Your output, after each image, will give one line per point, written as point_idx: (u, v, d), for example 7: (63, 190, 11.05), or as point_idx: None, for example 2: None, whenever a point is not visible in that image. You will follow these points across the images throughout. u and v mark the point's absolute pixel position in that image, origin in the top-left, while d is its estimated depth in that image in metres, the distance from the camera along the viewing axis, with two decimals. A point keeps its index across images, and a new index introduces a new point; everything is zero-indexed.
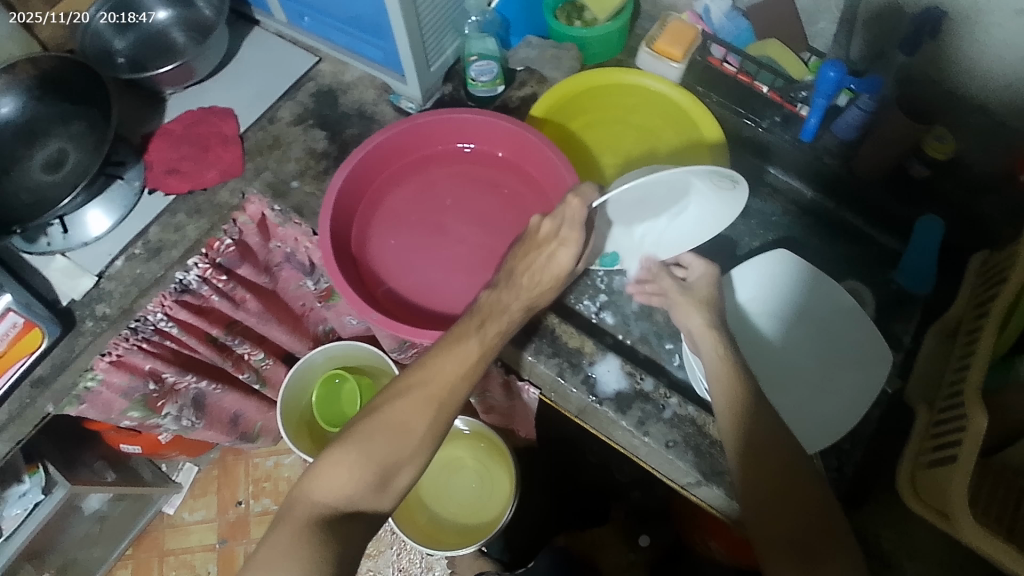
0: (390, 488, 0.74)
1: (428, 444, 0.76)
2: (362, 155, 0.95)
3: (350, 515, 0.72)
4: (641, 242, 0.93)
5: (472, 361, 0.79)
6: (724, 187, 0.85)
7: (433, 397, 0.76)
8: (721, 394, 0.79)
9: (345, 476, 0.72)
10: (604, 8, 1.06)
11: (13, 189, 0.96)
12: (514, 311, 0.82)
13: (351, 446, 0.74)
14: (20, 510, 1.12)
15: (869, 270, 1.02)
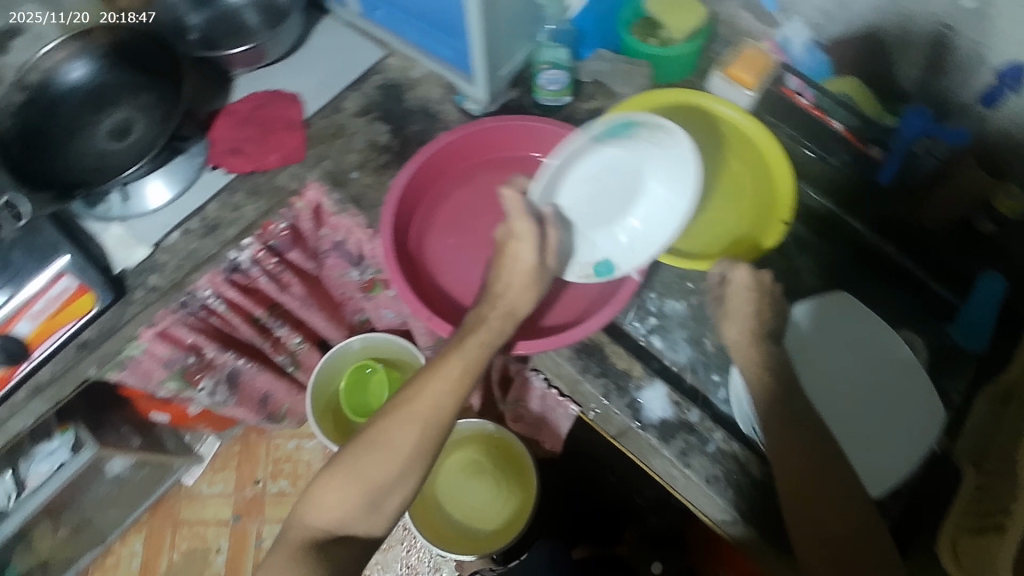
0: (381, 512, 0.75)
1: (416, 465, 0.75)
2: (431, 153, 0.95)
3: (341, 539, 0.74)
4: (634, 251, 0.89)
5: (456, 379, 0.77)
6: (665, 148, 0.88)
7: (416, 419, 0.75)
8: (760, 396, 0.81)
9: (333, 502, 0.74)
10: (682, 28, 1.05)
11: (77, 153, 0.97)
12: (492, 322, 0.80)
13: (336, 472, 0.74)
14: (47, 467, 1.15)
15: (928, 324, 0.99)
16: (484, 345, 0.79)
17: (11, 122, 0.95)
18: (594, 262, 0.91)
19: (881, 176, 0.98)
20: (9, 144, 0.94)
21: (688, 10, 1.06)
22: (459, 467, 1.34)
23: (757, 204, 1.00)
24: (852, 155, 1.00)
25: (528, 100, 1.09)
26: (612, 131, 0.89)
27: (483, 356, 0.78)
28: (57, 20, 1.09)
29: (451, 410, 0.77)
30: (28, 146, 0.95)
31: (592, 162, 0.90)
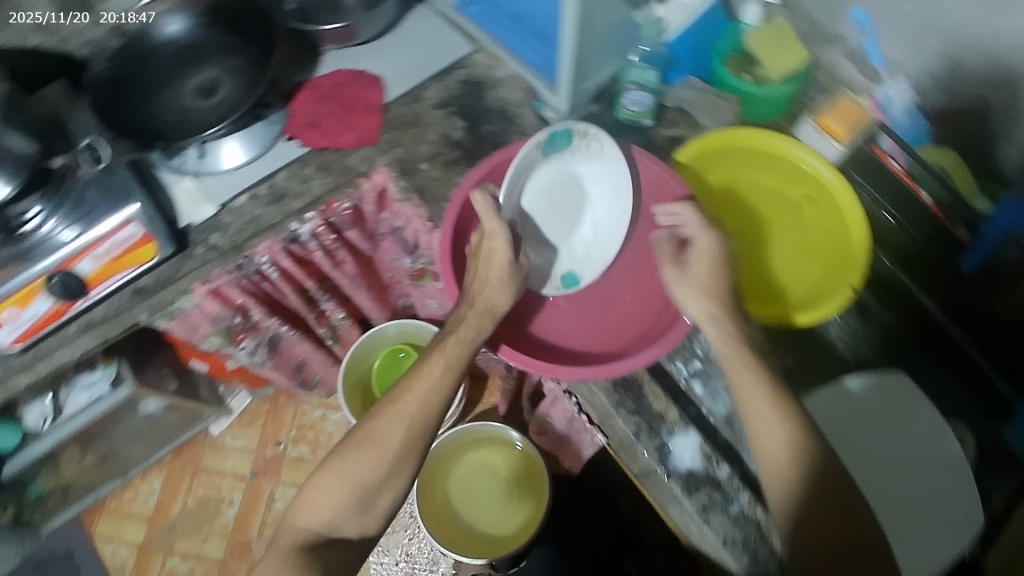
0: (372, 512, 0.76)
1: (403, 466, 0.76)
2: (502, 158, 0.92)
3: (333, 540, 0.75)
4: (584, 253, 0.94)
5: (438, 378, 0.79)
6: (597, 154, 0.91)
7: (401, 419, 0.76)
8: (741, 378, 0.77)
9: (324, 503, 0.75)
10: (781, 68, 1.00)
11: (163, 105, 0.99)
12: (470, 321, 0.81)
13: (326, 473, 0.76)
14: (86, 396, 1.19)
15: (983, 417, 0.96)
16: (465, 346, 0.80)
17: (105, 66, 0.98)
18: (560, 276, 0.94)
19: (964, 265, 0.95)
20: (101, 88, 0.96)
21: (791, 50, 1.01)
22: (474, 467, 1.35)
23: (829, 267, 0.97)
24: (934, 229, 0.97)
25: (608, 116, 1.07)
26: (555, 145, 0.88)
27: (464, 355, 0.80)
28: (61, 21, 0.98)
29: (437, 410, 0.78)
30: (118, 92, 0.98)
31: (536, 177, 0.90)
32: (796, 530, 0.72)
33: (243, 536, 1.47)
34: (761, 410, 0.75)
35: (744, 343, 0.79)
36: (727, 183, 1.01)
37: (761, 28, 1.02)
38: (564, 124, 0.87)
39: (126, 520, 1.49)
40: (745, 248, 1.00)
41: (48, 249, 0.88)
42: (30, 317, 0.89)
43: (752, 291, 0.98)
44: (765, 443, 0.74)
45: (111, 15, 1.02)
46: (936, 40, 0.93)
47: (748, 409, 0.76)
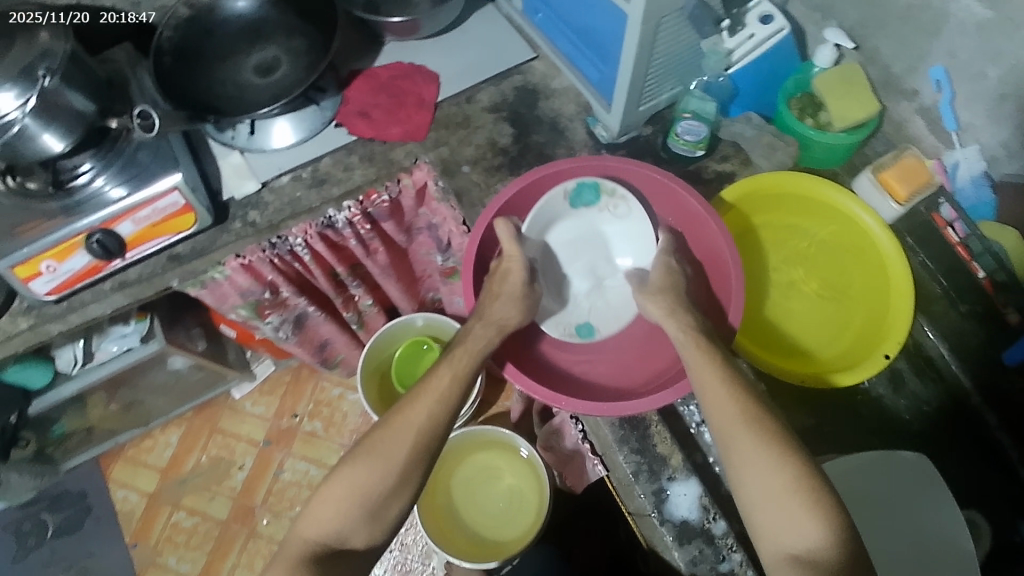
0: (380, 524, 0.74)
1: (410, 477, 0.74)
2: (543, 174, 0.90)
3: (341, 551, 0.73)
4: (601, 306, 0.96)
5: (447, 388, 0.77)
6: (624, 216, 0.94)
7: (409, 429, 0.75)
8: (704, 370, 0.74)
9: (331, 513, 0.73)
10: (845, 117, 1.00)
11: (221, 78, 1.01)
12: (477, 332, 0.81)
13: (334, 482, 0.74)
14: (116, 347, 1.20)
15: (1001, 510, 0.96)
16: (472, 358, 0.80)
17: (171, 34, 1.00)
18: (576, 323, 0.94)
19: (1005, 358, 0.96)
20: (164, 55, 0.98)
21: (860, 99, 1.01)
22: (479, 468, 1.35)
23: (866, 328, 0.98)
24: (985, 310, 0.97)
25: (659, 142, 1.05)
26: (582, 199, 0.93)
27: (472, 365, 0.80)
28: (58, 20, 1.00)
29: (445, 421, 0.76)
30: (180, 60, 1.00)
31: (560, 227, 0.95)
32: (780, 545, 0.67)
33: (248, 501, 1.52)
34: (726, 403, 0.72)
35: (730, 369, 0.74)
36: (771, 229, 1.02)
37: (832, 71, 1.03)
38: (593, 178, 0.92)
39: (141, 469, 1.55)
40: (779, 296, 1.01)
41: (99, 204, 0.89)
42: (68, 271, 0.92)
43: (779, 340, 0.99)
44: (746, 481, 0.69)
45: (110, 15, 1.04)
46: (1014, 111, 0.91)
47: (711, 402, 0.72)
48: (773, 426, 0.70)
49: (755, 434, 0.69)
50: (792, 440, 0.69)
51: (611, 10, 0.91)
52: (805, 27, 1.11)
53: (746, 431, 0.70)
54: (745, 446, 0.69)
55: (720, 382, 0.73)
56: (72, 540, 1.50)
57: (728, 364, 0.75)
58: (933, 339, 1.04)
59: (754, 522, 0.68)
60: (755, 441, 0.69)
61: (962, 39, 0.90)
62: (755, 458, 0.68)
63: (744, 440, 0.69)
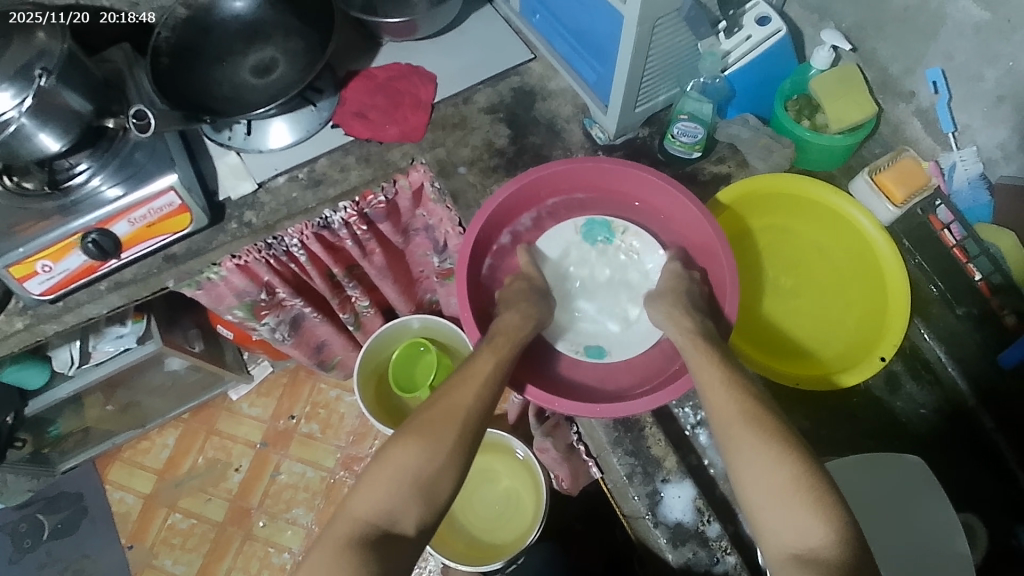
0: (431, 507, 0.70)
1: (460, 458, 0.72)
2: (536, 175, 0.90)
3: (392, 535, 0.68)
4: (617, 336, 0.93)
5: (492, 372, 0.78)
6: (637, 251, 0.95)
7: (458, 409, 0.74)
8: (708, 371, 0.74)
9: (382, 493, 0.69)
10: (841, 118, 1.01)
11: (219, 78, 1.01)
12: (512, 318, 0.84)
13: (385, 463, 0.71)
14: (112, 348, 1.19)
15: (996, 514, 0.95)
16: (511, 346, 0.81)
17: (169, 34, 0.99)
18: (587, 346, 0.93)
19: (1001, 361, 0.97)
20: (161, 55, 0.98)
21: (858, 101, 1.01)
22: (474, 472, 1.35)
23: (863, 331, 0.98)
24: (981, 313, 0.99)
25: (656, 143, 1.04)
26: (595, 236, 0.95)
27: (511, 354, 0.81)
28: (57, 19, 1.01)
29: (493, 405, 0.76)
30: (177, 61, 0.99)
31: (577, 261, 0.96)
32: (783, 550, 0.65)
33: (245, 503, 1.51)
34: (728, 401, 0.71)
35: (726, 367, 0.74)
36: (769, 231, 1.02)
37: (829, 73, 1.03)
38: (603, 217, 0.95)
39: (137, 470, 1.55)
40: (774, 298, 1.01)
41: (94, 204, 0.89)
42: (64, 271, 0.92)
43: (775, 343, 0.99)
44: (746, 479, 0.67)
45: (110, 15, 1.04)
46: (1011, 113, 0.92)
47: (714, 402, 0.72)
48: (774, 424, 0.69)
49: (756, 432, 0.68)
50: (794, 439, 0.68)
51: (610, 11, 0.90)
52: (803, 28, 1.11)
53: (745, 429, 0.69)
54: (745, 443, 0.68)
55: (720, 382, 0.73)
56: (68, 542, 1.50)
57: (730, 365, 0.74)
58: (930, 342, 1.03)
59: (757, 521, 0.67)
60: (755, 439, 0.68)
61: (959, 40, 0.92)
62: (753, 455, 0.67)
63: (744, 438, 0.68)
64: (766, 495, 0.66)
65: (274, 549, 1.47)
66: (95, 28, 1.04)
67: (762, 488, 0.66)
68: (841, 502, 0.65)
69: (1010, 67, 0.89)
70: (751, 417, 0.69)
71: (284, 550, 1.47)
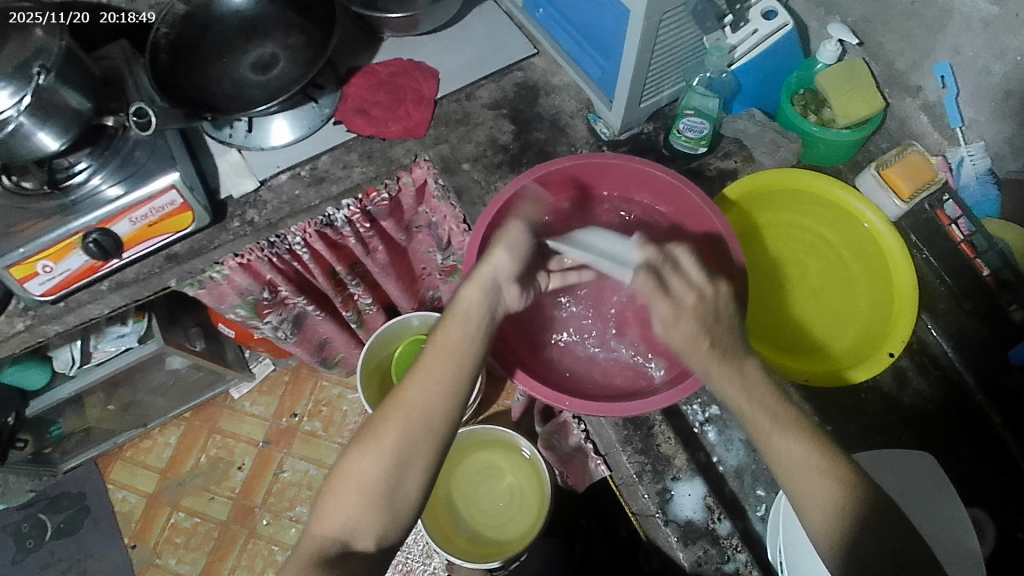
0: (391, 515, 0.70)
1: (411, 462, 0.70)
2: (545, 172, 0.88)
3: (350, 551, 0.68)
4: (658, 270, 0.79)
5: (438, 363, 0.73)
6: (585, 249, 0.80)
7: (402, 412, 0.71)
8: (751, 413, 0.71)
9: (336, 507, 0.69)
10: (848, 113, 1.01)
11: (219, 75, 0.99)
12: (471, 301, 0.74)
13: (337, 476, 0.71)
14: (113, 348, 1.18)
15: (1004, 509, 0.95)
16: (457, 328, 0.74)
17: (167, 30, 0.98)
18: None
19: (1011, 357, 0.98)
20: (160, 52, 0.97)
21: (864, 96, 1.01)
22: (477, 469, 1.34)
23: (871, 333, 0.97)
24: (989, 308, 1.00)
25: (661, 140, 1.04)
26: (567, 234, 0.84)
27: (462, 342, 0.74)
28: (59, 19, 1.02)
29: (440, 397, 0.72)
30: (176, 58, 0.98)
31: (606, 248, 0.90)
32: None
33: (248, 501, 1.51)
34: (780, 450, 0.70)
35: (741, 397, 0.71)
36: (777, 228, 1.02)
37: (836, 68, 1.02)
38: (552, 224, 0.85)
39: (139, 469, 1.54)
40: (785, 293, 1.01)
41: (95, 203, 0.88)
42: (64, 271, 0.91)
43: (785, 337, 0.98)
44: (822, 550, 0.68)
45: (110, 15, 1.04)
46: (1017, 108, 0.94)
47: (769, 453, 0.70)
48: (843, 499, 0.67)
49: (814, 480, 0.68)
50: (866, 517, 0.66)
51: (614, 5, 0.89)
52: (808, 22, 1.12)
53: (814, 503, 0.68)
54: (816, 517, 0.68)
55: (770, 424, 0.70)
56: (71, 542, 1.50)
57: (791, 420, 0.71)
58: (937, 336, 1.04)
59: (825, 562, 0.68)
60: (823, 506, 0.67)
61: (966, 35, 0.93)
62: (825, 528, 0.67)
63: (814, 513, 0.68)
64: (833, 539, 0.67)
65: (278, 547, 1.47)
66: (95, 28, 1.04)
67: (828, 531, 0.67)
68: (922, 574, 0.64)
69: (1018, 62, 0.90)
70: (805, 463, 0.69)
71: (288, 548, 1.47)
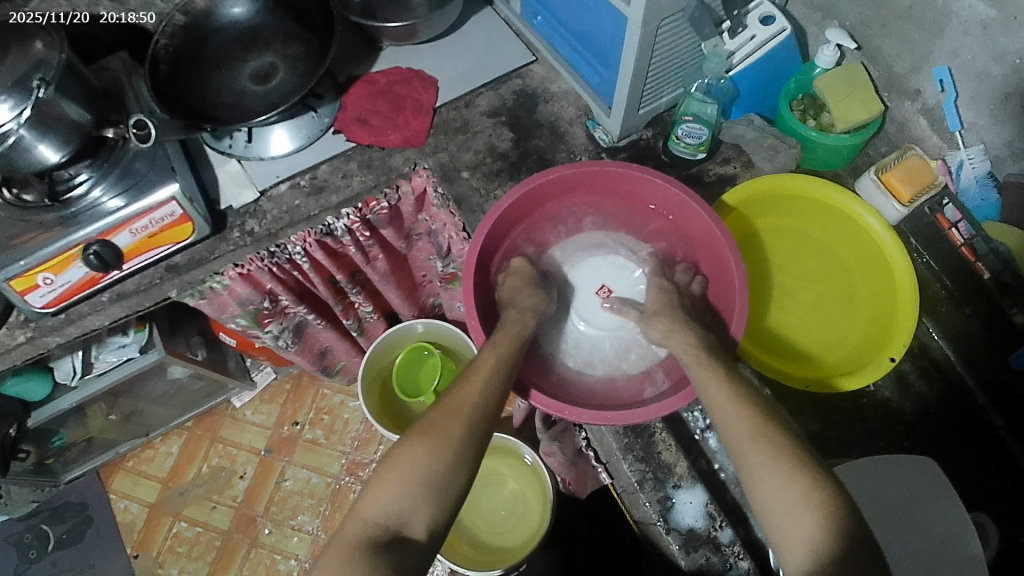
0: (441, 507, 0.69)
1: (467, 455, 0.71)
2: (543, 180, 0.88)
3: (401, 538, 0.67)
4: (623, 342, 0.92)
5: (494, 368, 0.77)
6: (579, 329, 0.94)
7: (463, 406, 0.74)
8: (710, 376, 0.74)
9: (390, 494, 0.69)
10: (847, 118, 1.02)
11: (218, 85, 1.00)
12: (514, 320, 0.83)
13: (390, 466, 0.71)
14: (114, 358, 1.18)
15: (1007, 514, 0.95)
16: (513, 341, 0.81)
17: (166, 42, 0.98)
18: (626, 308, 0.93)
19: (1012, 361, 0.97)
20: (160, 63, 0.97)
21: (863, 101, 1.02)
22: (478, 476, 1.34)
23: (870, 335, 0.97)
24: (990, 311, 0.99)
25: (660, 146, 1.04)
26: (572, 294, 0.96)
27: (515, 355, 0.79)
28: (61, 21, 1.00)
29: (499, 397, 0.75)
30: (176, 69, 0.98)
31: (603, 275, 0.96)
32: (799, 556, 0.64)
33: (250, 510, 1.51)
34: (734, 406, 0.71)
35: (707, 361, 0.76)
36: (779, 236, 1.03)
37: (834, 72, 1.03)
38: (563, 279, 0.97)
39: (142, 479, 1.55)
40: (784, 301, 1.01)
41: (95, 215, 0.88)
42: (65, 283, 0.91)
43: (783, 347, 0.98)
44: (764, 502, 0.67)
45: (109, 14, 1.03)
46: (1017, 111, 0.94)
47: (723, 409, 0.72)
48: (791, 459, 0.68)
49: (768, 444, 0.69)
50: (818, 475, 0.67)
51: (611, 11, 0.89)
52: (806, 27, 1.12)
53: (757, 449, 0.68)
54: (757, 464, 0.68)
55: (725, 390, 0.73)
56: (74, 552, 1.50)
57: (738, 383, 0.73)
58: (937, 340, 1.05)
59: (770, 524, 0.67)
60: (773, 463, 0.68)
61: (966, 39, 0.93)
62: (774, 482, 0.67)
63: (761, 467, 0.68)
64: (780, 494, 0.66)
65: (280, 556, 1.47)
66: (96, 30, 1.04)
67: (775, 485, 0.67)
68: (855, 524, 0.65)
69: (1017, 65, 0.90)
70: (757, 421, 0.70)
71: (290, 557, 1.47)
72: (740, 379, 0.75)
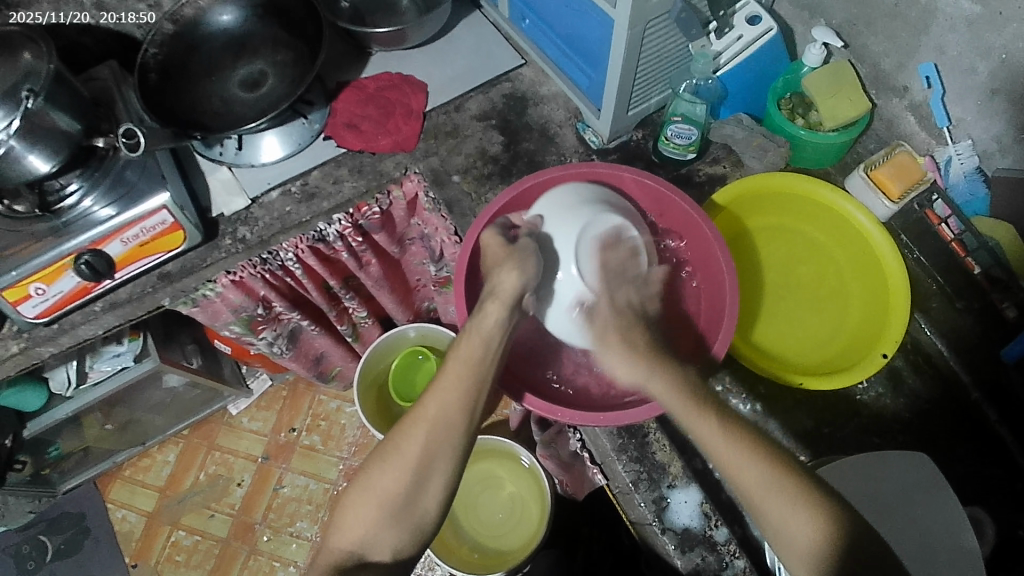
0: (404, 529, 0.72)
1: (428, 478, 0.72)
2: (533, 182, 0.88)
3: (366, 563, 0.71)
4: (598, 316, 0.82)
5: (458, 379, 0.74)
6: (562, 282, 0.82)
7: (424, 426, 0.72)
8: (699, 419, 0.70)
9: (354, 522, 0.72)
10: (835, 116, 1.02)
11: (208, 93, 1.00)
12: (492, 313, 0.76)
13: (355, 491, 0.73)
14: (109, 367, 1.18)
15: (1003, 508, 0.95)
16: (481, 339, 0.75)
17: (156, 50, 0.98)
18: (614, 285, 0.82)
19: (1005, 356, 0.97)
20: (150, 71, 0.96)
21: (851, 99, 1.02)
22: (476, 480, 1.34)
23: (860, 334, 0.98)
24: (982, 305, 1.01)
25: (650, 147, 1.04)
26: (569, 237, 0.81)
27: (483, 359, 0.75)
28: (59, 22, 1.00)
29: (462, 412, 0.73)
30: (165, 78, 0.98)
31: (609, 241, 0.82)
32: None
33: (248, 518, 1.51)
34: (734, 450, 0.69)
35: (694, 393, 0.72)
36: (767, 235, 1.03)
37: (821, 71, 1.03)
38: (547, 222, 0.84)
39: (138, 488, 1.54)
40: (776, 300, 1.01)
41: (88, 224, 0.88)
42: (57, 293, 0.91)
43: (776, 345, 0.98)
44: (781, 542, 0.67)
45: (109, 15, 1.03)
46: (1004, 106, 0.94)
47: (724, 458, 0.69)
48: (797, 495, 0.67)
49: (773, 485, 0.67)
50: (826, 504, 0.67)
51: (598, 13, 0.89)
52: (794, 26, 1.13)
53: (770, 494, 0.67)
54: (768, 506, 0.67)
55: (719, 431, 0.70)
56: (72, 562, 1.49)
57: (729, 419, 0.70)
58: (929, 334, 1.04)
59: (787, 558, 0.68)
60: (784, 505, 0.67)
61: (951, 36, 0.93)
62: (788, 525, 0.66)
63: (773, 509, 0.67)
64: (796, 534, 0.66)
65: (279, 564, 1.47)
66: (98, 30, 1.04)
67: (790, 525, 0.67)
68: (866, 536, 0.66)
69: (1003, 59, 0.91)
70: (760, 462, 0.68)
71: (289, 564, 1.47)
72: (729, 411, 0.72)
